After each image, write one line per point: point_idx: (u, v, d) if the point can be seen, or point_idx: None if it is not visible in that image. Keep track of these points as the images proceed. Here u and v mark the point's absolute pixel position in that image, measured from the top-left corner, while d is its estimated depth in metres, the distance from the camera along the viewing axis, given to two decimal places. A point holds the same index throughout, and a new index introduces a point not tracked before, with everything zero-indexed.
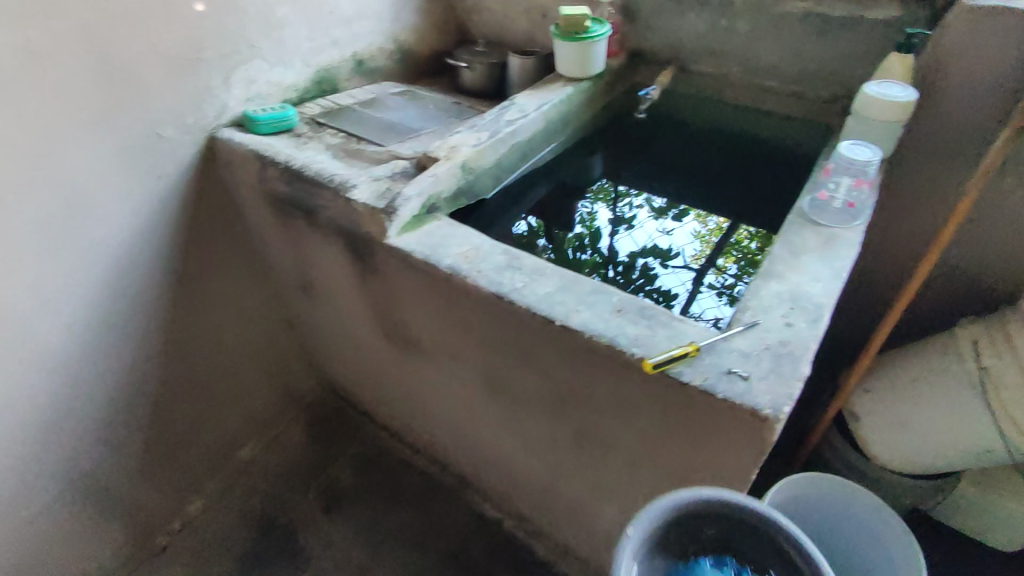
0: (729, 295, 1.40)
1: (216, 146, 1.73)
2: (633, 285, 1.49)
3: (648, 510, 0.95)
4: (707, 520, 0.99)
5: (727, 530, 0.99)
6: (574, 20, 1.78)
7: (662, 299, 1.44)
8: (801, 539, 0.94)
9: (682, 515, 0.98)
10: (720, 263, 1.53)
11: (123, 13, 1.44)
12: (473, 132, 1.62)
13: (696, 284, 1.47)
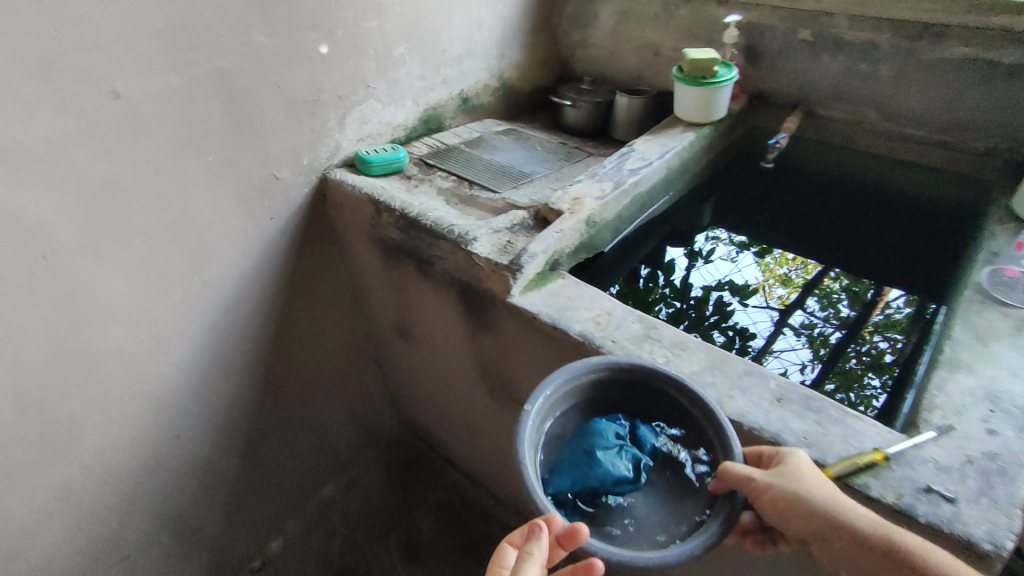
0: (810, 338, 1.40)
1: (327, 187, 1.71)
2: (706, 321, 1.47)
3: (538, 390, 0.96)
4: (599, 387, 1.03)
5: (630, 396, 1.04)
6: (701, 64, 1.65)
7: (738, 336, 1.42)
8: (693, 390, 0.99)
9: (575, 388, 1.01)
10: (804, 304, 1.51)
11: (254, 57, 1.43)
12: (595, 183, 1.53)
13: (779, 325, 1.45)
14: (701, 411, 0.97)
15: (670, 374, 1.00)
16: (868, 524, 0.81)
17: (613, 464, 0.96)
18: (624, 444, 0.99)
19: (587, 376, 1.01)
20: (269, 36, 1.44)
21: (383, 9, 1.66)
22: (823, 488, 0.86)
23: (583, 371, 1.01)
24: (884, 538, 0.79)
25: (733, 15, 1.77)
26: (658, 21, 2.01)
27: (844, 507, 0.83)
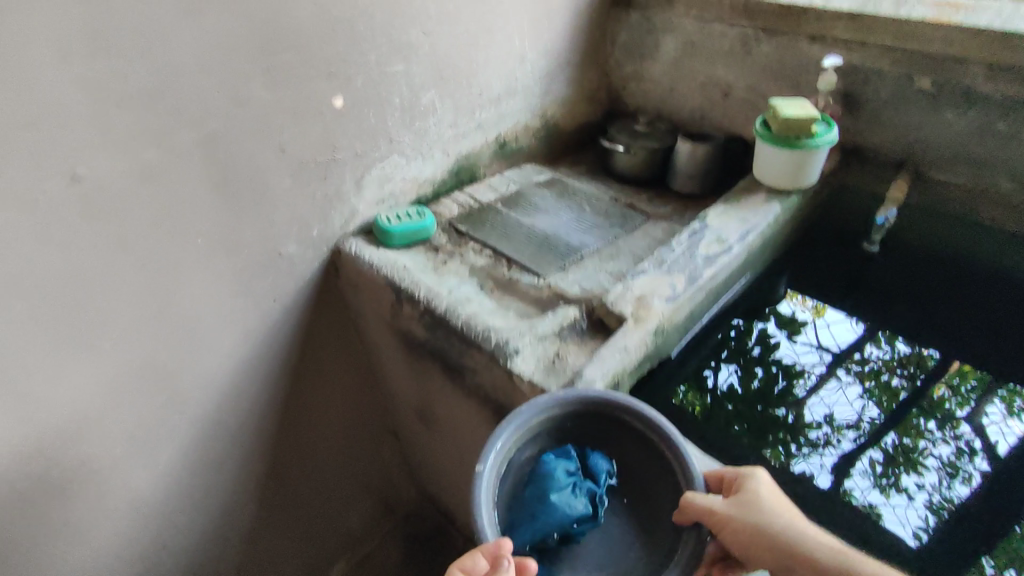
0: (869, 384, 1.23)
1: (341, 260, 1.45)
2: (750, 356, 1.31)
3: (488, 443, 0.89)
4: (551, 421, 0.98)
5: (583, 427, 1.00)
6: (795, 122, 1.33)
7: (784, 373, 1.27)
8: (651, 414, 0.94)
9: (528, 431, 0.95)
10: (866, 345, 1.32)
11: (254, 118, 1.17)
12: (663, 275, 1.24)
13: (833, 365, 1.28)
14: (660, 437, 0.93)
15: (625, 404, 0.96)
16: (826, 548, 0.84)
17: (569, 504, 0.91)
18: (578, 478, 0.94)
19: (541, 415, 0.96)
20: (272, 92, 1.17)
21: (411, 50, 1.38)
22: (780, 514, 0.87)
23: (537, 411, 0.96)
24: (841, 563, 0.82)
25: (834, 57, 1.45)
26: (735, 56, 1.69)
27: (800, 533, 0.85)
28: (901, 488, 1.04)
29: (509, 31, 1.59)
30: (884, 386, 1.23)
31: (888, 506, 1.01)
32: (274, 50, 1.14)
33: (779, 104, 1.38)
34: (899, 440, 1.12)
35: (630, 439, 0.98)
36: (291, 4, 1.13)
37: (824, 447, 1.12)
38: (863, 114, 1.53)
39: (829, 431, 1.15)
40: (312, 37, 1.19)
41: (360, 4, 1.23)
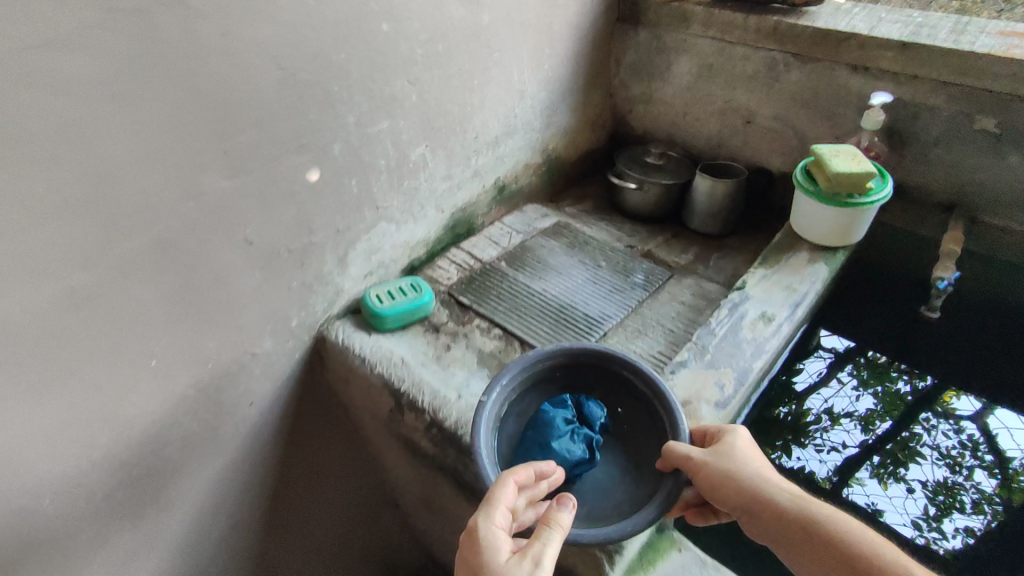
0: (868, 385, 1.28)
1: (326, 349, 1.25)
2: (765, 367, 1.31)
3: (494, 380, 0.99)
4: (555, 370, 1.07)
5: (583, 378, 1.09)
6: (848, 178, 1.16)
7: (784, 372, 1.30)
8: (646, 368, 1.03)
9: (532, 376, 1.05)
10: (868, 349, 1.35)
11: (210, 211, 0.96)
12: (708, 371, 1.08)
13: (833, 366, 1.31)
14: (651, 390, 1.02)
15: (623, 357, 1.04)
16: (794, 494, 0.85)
17: (567, 447, 0.97)
18: (576, 426, 1.00)
19: (542, 364, 1.06)
20: (230, 179, 0.96)
21: (395, 104, 1.16)
22: (756, 463, 0.89)
23: (539, 359, 1.05)
24: (807, 510, 0.83)
25: (883, 95, 1.27)
26: (759, 83, 1.49)
27: (771, 479, 0.87)
28: (900, 477, 1.15)
29: (507, 66, 1.37)
30: (883, 380, 1.28)
31: (887, 499, 1.12)
32: (229, 130, 0.92)
33: (826, 154, 1.20)
34: (897, 436, 1.20)
35: (627, 392, 1.06)
36: (246, 72, 0.91)
37: (831, 449, 1.20)
38: (911, 152, 1.35)
39: (829, 422, 1.23)
40: (275, 108, 0.97)
41: (332, 60, 1.01)
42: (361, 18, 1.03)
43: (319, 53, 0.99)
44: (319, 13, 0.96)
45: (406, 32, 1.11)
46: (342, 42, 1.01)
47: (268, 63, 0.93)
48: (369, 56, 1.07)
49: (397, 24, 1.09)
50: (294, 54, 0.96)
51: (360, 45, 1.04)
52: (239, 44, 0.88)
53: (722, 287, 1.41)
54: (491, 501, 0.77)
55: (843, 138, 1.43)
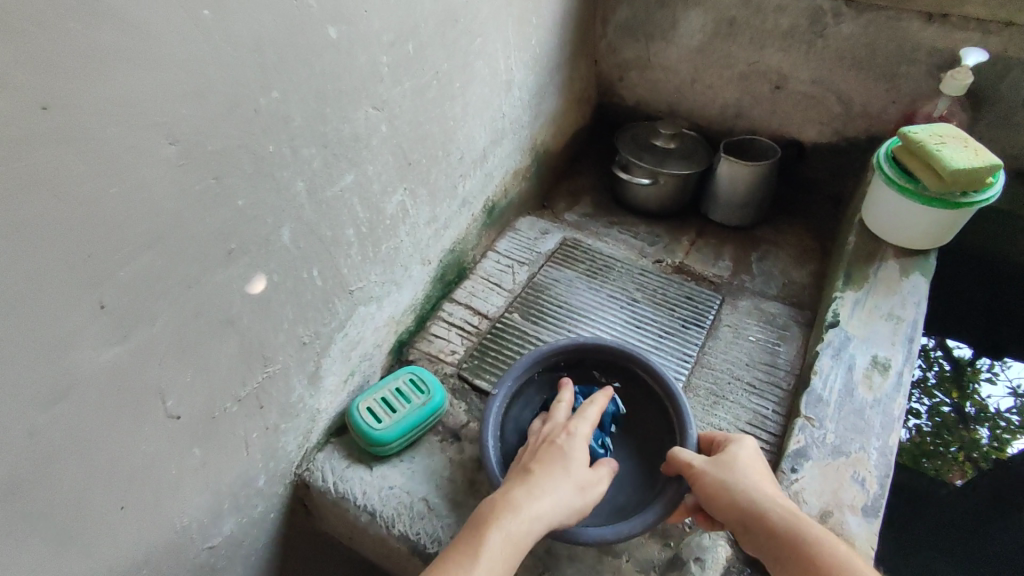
0: None
1: (310, 495, 0.89)
2: None
3: (506, 373, 0.92)
4: (576, 370, 0.98)
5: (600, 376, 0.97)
6: (966, 175, 0.90)
7: None
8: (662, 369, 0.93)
9: (546, 373, 0.96)
10: None
11: (97, 404, 0.55)
12: (839, 461, 0.84)
13: None
14: (662, 388, 0.92)
15: (634, 354, 0.94)
16: (791, 509, 0.72)
17: None
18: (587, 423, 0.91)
19: (554, 358, 0.96)
20: (122, 342, 0.55)
21: (361, 145, 0.78)
22: (761, 471, 0.77)
23: (551, 353, 0.96)
24: (797, 528, 0.70)
25: (975, 51, 1.01)
26: (797, 40, 1.20)
27: (769, 491, 0.74)
28: None
29: (493, 52, 1.00)
30: None
31: None
32: (103, 272, 0.51)
33: (930, 142, 0.94)
34: None
35: (644, 395, 0.95)
36: (115, 167, 0.49)
37: None
38: (989, 115, 1.12)
39: None
40: (178, 207, 0.56)
41: (260, 105, 0.61)
42: (297, 28, 0.63)
43: (239, 99, 0.58)
44: (229, 31, 0.55)
45: (365, 35, 0.72)
46: (273, 74, 0.61)
47: (154, 139, 0.51)
48: (316, 83, 0.67)
49: (351, 25, 0.70)
50: (198, 111, 0.54)
51: (301, 71, 0.65)
52: (91, 119, 0.46)
53: (784, 305, 1.16)
54: (587, 405, 0.84)
55: (904, 102, 1.17)
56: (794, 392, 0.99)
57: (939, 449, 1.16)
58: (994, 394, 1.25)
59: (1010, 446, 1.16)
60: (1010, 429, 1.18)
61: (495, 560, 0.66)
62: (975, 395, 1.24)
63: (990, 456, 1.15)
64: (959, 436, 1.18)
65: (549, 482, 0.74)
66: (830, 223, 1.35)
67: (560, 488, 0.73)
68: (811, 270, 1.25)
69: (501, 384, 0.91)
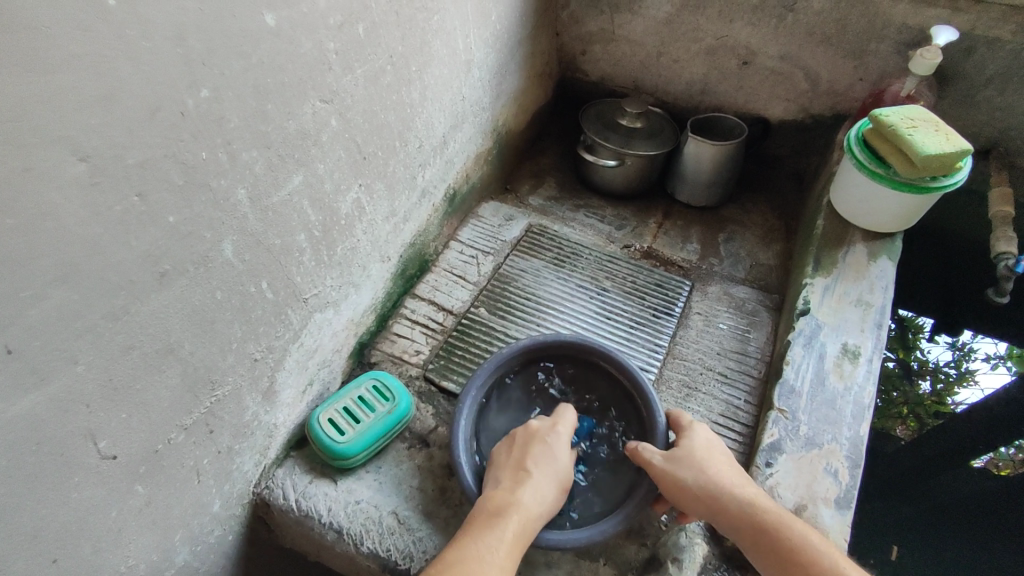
0: None
1: (271, 514, 0.84)
2: None
3: (472, 379, 0.87)
4: (544, 367, 0.93)
5: (569, 372, 0.94)
6: (935, 162, 0.89)
7: None
8: (628, 363, 0.89)
9: (510, 373, 0.92)
10: None
11: (12, 463, 0.47)
12: (812, 453, 0.82)
13: None
14: (629, 383, 0.88)
15: (600, 348, 0.90)
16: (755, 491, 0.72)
17: None
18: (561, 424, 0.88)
19: (518, 360, 0.91)
20: (38, 389, 0.48)
21: (310, 142, 0.70)
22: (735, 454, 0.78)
23: (515, 354, 0.91)
24: (759, 510, 0.69)
25: (945, 31, 0.99)
26: (767, 14, 1.16)
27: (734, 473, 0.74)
28: None
29: (450, 30, 0.92)
30: None
31: None
32: (6, 315, 0.44)
33: (902, 125, 0.92)
34: None
35: (614, 390, 0.91)
36: (6, 192, 0.41)
37: None
38: (953, 93, 1.12)
39: None
40: (93, 231, 0.48)
41: (186, 106, 0.53)
42: (227, 11, 0.54)
43: (161, 99, 0.50)
44: (146, 21, 0.47)
45: (308, 17, 0.64)
46: (201, 69, 0.53)
47: (60, 156, 0.44)
48: (251, 75, 0.59)
49: (290, 6, 0.61)
50: (110, 119, 0.47)
51: (233, 61, 0.56)
52: None
53: (752, 289, 1.14)
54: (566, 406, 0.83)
55: (872, 79, 1.16)
56: (764, 380, 0.98)
57: (886, 409, 1.16)
58: (934, 348, 1.24)
59: (951, 400, 1.17)
60: (948, 382, 1.19)
61: (509, 551, 0.65)
62: (917, 351, 1.23)
63: (933, 412, 1.15)
64: (903, 393, 1.17)
65: (545, 475, 0.73)
66: (794, 199, 1.32)
67: (556, 481, 0.73)
68: (776, 251, 1.22)
69: (462, 400, 0.85)
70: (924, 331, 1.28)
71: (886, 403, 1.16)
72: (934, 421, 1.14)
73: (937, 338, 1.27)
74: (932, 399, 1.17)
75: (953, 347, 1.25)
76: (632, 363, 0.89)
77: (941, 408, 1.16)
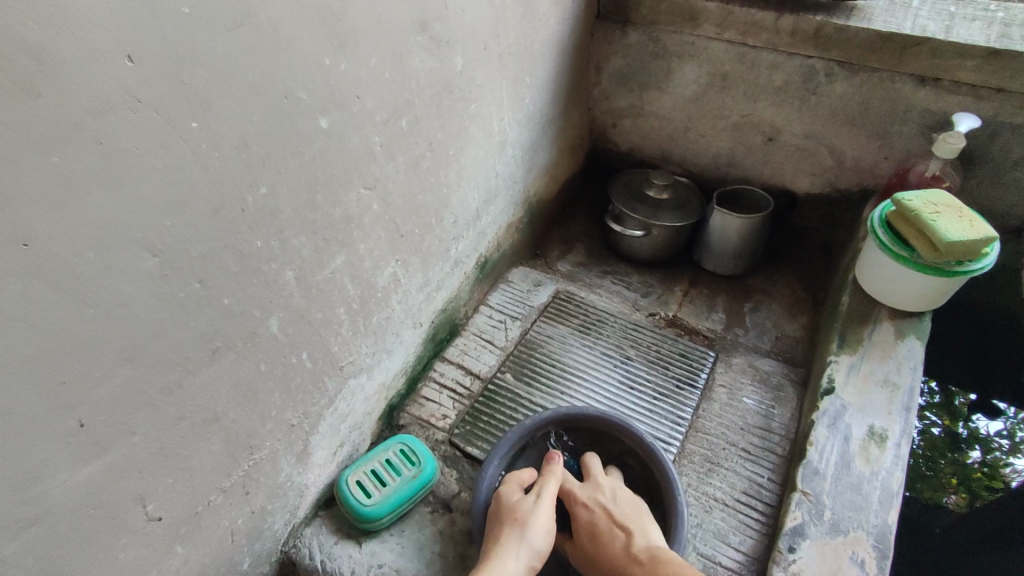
0: None
1: (297, 573, 0.86)
2: None
3: (495, 449, 0.90)
4: (567, 437, 0.96)
5: (591, 445, 0.96)
6: (961, 248, 0.90)
7: None
8: (648, 440, 0.90)
9: (534, 443, 0.94)
10: None
11: (72, 525, 0.52)
12: (837, 540, 0.81)
13: None
14: (650, 460, 0.90)
15: (621, 423, 0.92)
16: (610, 527, 0.80)
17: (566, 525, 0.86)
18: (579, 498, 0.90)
19: (541, 431, 0.94)
20: (100, 458, 0.53)
21: (353, 225, 0.76)
22: (597, 484, 0.86)
23: (538, 425, 0.93)
24: (614, 553, 0.77)
25: (968, 118, 1.02)
26: (790, 96, 1.20)
27: (591, 509, 0.83)
28: None
29: (487, 115, 0.99)
30: None
31: None
32: (81, 392, 0.49)
33: (924, 211, 0.94)
34: None
35: (635, 465, 0.92)
36: (92, 288, 0.47)
37: None
38: (980, 173, 1.13)
39: None
40: (159, 314, 0.54)
41: (247, 204, 0.59)
42: (286, 120, 0.61)
43: (225, 200, 0.57)
44: (216, 135, 0.54)
45: (357, 118, 0.71)
46: (261, 170, 0.60)
47: (136, 255, 0.50)
48: (304, 170, 0.66)
49: (342, 111, 0.68)
50: (181, 218, 0.53)
51: (290, 160, 0.63)
52: (70, 247, 0.45)
53: (777, 362, 1.15)
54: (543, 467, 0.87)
55: (897, 158, 1.18)
56: (789, 458, 0.98)
57: (932, 479, 1.10)
58: (984, 418, 1.19)
59: (1004, 473, 1.10)
60: (1001, 454, 1.13)
61: None
62: (966, 420, 1.18)
63: (985, 486, 1.09)
64: (951, 464, 1.12)
65: (513, 546, 0.76)
66: (821, 270, 1.33)
67: (512, 548, 0.76)
68: (802, 323, 1.23)
69: (486, 470, 0.88)
70: (971, 400, 1.22)
71: (933, 473, 1.10)
72: (987, 495, 1.08)
73: (989, 407, 1.21)
74: (982, 472, 1.11)
75: (1005, 419, 1.19)
76: (653, 441, 0.90)
77: (994, 481, 1.10)
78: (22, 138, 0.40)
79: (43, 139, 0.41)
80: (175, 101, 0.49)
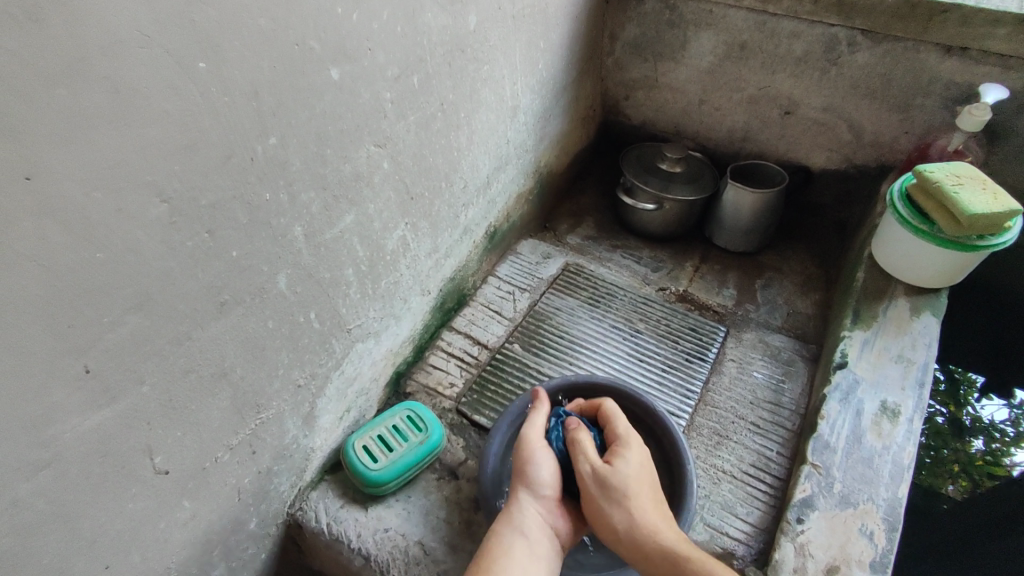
0: None
1: (303, 535, 0.86)
2: None
3: (502, 416, 0.90)
4: None
5: None
6: (984, 220, 0.88)
7: None
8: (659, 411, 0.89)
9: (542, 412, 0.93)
10: None
11: (81, 472, 0.52)
12: (847, 512, 0.80)
13: None
14: (659, 431, 0.89)
15: (631, 393, 0.91)
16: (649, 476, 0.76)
17: None
18: None
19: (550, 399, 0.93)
20: (109, 406, 0.52)
21: (363, 183, 0.75)
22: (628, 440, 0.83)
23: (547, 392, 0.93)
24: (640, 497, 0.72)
25: (995, 88, 0.99)
26: (810, 67, 1.17)
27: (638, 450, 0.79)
28: None
29: (499, 79, 0.97)
30: None
31: None
32: (89, 337, 0.48)
33: (947, 182, 0.92)
34: None
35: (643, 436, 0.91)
36: (102, 231, 0.46)
37: None
38: (1004, 149, 1.10)
39: None
40: (168, 265, 0.53)
41: (257, 153, 0.58)
42: (295, 70, 0.59)
43: (234, 149, 0.55)
44: (227, 81, 0.52)
45: (368, 72, 0.69)
46: (271, 120, 0.58)
47: (145, 199, 0.49)
48: (315, 125, 0.64)
49: (354, 63, 0.66)
50: (191, 164, 0.52)
51: (300, 112, 0.61)
52: (79, 186, 0.44)
53: (788, 338, 1.13)
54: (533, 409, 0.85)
55: (917, 133, 1.15)
56: (798, 433, 0.97)
57: (935, 466, 1.09)
58: (989, 405, 1.19)
59: (1007, 462, 1.09)
60: (1005, 443, 1.12)
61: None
62: (970, 407, 1.17)
63: (987, 473, 1.08)
64: (954, 451, 1.10)
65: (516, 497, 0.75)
66: (835, 247, 1.31)
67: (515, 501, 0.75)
68: (814, 300, 1.21)
69: (494, 436, 0.88)
70: (977, 386, 1.23)
71: (934, 461, 1.09)
72: (988, 483, 1.07)
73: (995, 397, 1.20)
74: (985, 460, 1.09)
75: (1013, 405, 1.19)
76: (664, 412, 0.90)
77: (996, 469, 1.08)
78: (27, 67, 0.38)
79: (52, 70, 0.40)
80: (185, 40, 0.47)
